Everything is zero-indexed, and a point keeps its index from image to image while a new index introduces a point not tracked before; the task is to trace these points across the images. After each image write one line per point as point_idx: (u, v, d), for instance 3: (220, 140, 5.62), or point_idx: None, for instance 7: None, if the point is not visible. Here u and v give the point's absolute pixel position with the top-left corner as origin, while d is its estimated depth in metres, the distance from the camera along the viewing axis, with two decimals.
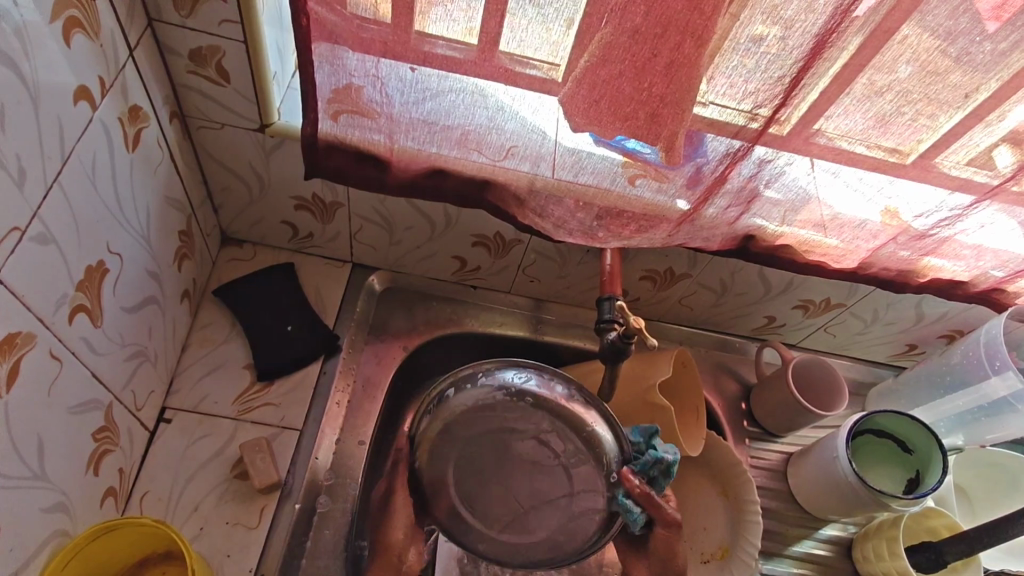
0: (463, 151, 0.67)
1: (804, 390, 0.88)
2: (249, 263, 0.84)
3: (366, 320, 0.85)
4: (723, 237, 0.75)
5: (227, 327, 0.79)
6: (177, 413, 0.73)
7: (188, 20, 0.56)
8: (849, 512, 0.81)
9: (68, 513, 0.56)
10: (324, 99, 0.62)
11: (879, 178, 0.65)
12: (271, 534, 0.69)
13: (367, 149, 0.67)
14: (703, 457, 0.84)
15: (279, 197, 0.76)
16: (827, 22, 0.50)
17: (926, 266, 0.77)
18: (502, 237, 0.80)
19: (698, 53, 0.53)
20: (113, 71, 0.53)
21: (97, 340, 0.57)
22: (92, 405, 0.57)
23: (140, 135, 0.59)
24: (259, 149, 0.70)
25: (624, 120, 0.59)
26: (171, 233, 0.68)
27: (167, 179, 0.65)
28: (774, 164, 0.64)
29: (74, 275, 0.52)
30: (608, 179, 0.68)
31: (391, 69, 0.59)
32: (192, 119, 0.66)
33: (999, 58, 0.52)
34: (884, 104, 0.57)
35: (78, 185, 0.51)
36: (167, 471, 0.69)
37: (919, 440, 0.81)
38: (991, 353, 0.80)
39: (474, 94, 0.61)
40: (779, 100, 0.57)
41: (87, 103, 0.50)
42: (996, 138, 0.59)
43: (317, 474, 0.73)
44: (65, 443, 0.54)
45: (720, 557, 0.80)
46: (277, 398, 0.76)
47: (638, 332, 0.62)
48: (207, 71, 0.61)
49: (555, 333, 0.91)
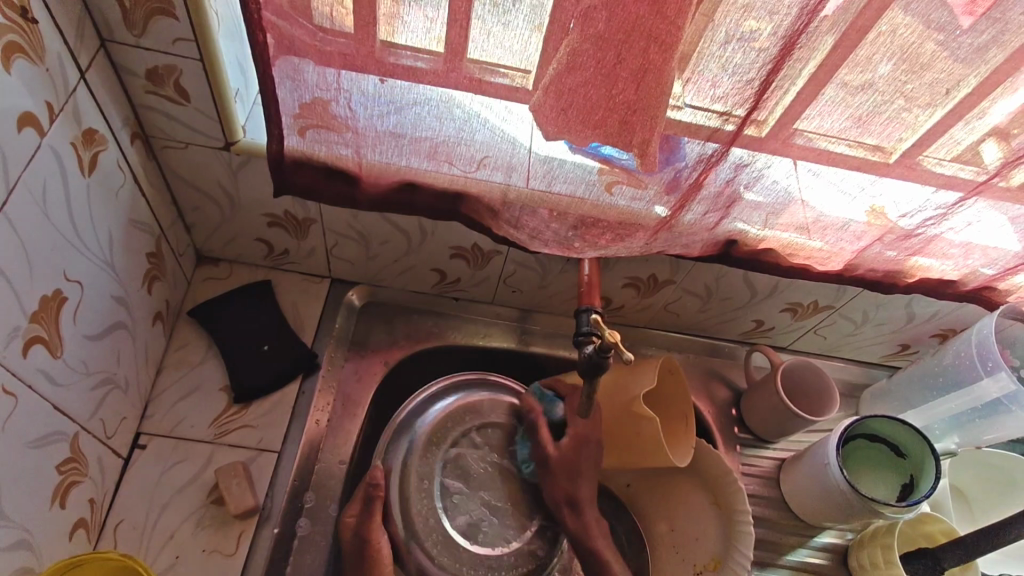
0: (434, 163, 0.65)
1: (798, 396, 0.86)
2: (225, 282, 0.82)
3: (345, 337, 0.83)
4: (704, 242, 0.73)
5: (203, 349, 0.77)
6: (152, 438, 0.71)
7: (141, 40, 0.55)
8: (846, 520, 0.79)
9: (32, 548, 0.54)
10: (288, 115, 0.61)
11: (861, 178, 0.63)
12: (249, 559, 0.67)
13: (336, 164, 0.66)
14: (692, 465, 0.82)
15: (251, 215, 0.75)
16: (795, 22, 0.48)
17: (914, 266, 0.75)
18: (480, 248, 0.78)
19: (666, 57, 0.51)
20: (63, 95, 0.52)
21: (56, 371, 0.56)
22: (54, 437, 0.56)
23: (96, 158, 0.57)
24: (226, 168, 0.68)
25: (595, 127, 0.58)
26: (139, 255, 0.67)
27: (131, 203, 0.64)
28: (751, 167, 0.63)
29: (27, 307, 0.51)
30: (582, 188, 0.66)
31: (353, 83, 0.58)
32: (155, 140, 0.65)
33: (979, 52, 0.50)
34: (863, 102, 0.55)
35: (27, 215, 0.50)
36: (142, 498, 0.68)
37: (912, 444, 0.79)
38: (983, 354, 0.77)
39: (441, 105, 0.59)
40: (751, 103, 0.55)
41: (34, 129, 0.49)
42: (979, 135, 0.57)
43: (296, 497, 0.72)
44: (26, 478, 0.53)
45: (713, 568, 0.78)
46: (255, 420, 0.74)
47: (613, 347, 0.59)
48: (166, 91, 0.60)
49: (541, 344, 0.89)
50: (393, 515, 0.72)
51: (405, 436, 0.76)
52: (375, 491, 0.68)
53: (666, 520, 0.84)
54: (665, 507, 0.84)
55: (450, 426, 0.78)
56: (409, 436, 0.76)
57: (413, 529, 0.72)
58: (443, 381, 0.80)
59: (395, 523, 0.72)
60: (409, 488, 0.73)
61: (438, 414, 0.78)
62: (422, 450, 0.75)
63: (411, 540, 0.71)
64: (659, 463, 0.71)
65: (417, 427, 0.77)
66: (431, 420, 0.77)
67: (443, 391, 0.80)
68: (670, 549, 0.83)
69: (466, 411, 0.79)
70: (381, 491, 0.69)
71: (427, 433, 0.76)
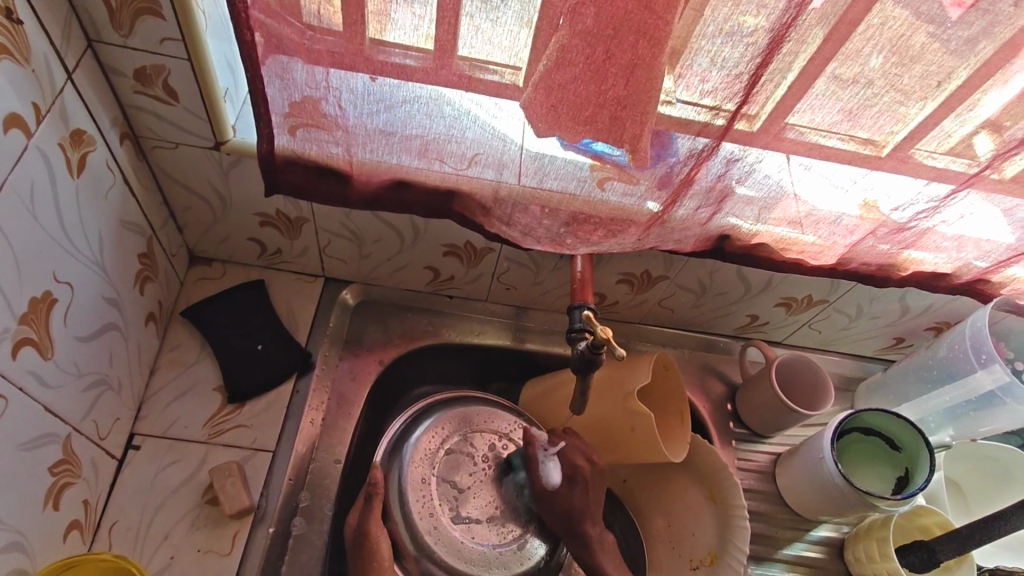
0: (426, 161, 0.65)
1: (793, 390, 0.86)
2: (218, 281, 0.82)
3: (340, 335, 0.83)
4: (697, 237, 0.73)
5: (196, 349, 0.77)
6: (146, 439, 0.71)
7: (129, 40, 0.55)
8: (841, 514, 0.79)
9: (25, 551, 0.55)
10: (279, 114, 0.61)
11: (853, 171, 0.63)
12: (245, 559, 0.67)
13: (327, 163, 0.66)
14: (688, 460, 0.82)
15: (243, 214, 0.74)
16: (783, 16, 0.48)
17: (907, 260, 0.75)
18: (473, 246, 0.78)
19: (656, 52, 0.51)
20: (50, 96, 0.52)
21: (47, 373, 0.56)
22: (47, 439, 0.56)
23: (85, 159, 0.57)
24: (217, 168, 0.68)
25: (585, 123, 0.57)
26: (130, 256, 0.67)
27: (121, 204, 0.64)
28: (743, 162, 0.63)
29: (16, 309, 0.51)
30: (574, 184, 0.66)
31: (342, 81, 0.58)
32: (145, 140, 0.65)
33: (969, 44, 0.50)
34: (854, 96, 0.55)
35: (15, 216, 0.50)
36: (137, 499, 0.68)
37: (905, 438, 0.79)
38: (976, 346, 0.78)
39: (430, 102, 0.59)
40: (741, 97, 0.55)
41: (20, 130, 0.49)
42: (971, 127, 0.57)
43: (291, 496, 0.72)
44: (18, 480, 0.53)
45: (709, 563, 0.78)
46: (249, 420, 0.74)
47: (606, 343, 0.60)
48: (155, 91, 0.60)
49: (536, 341, 0.89)
50: (395, 532, 0.71)
51: (395, 452, 0.75)
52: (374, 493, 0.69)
53: (663, 516, 0.84)
54: (661, 503, 0.84)
55: (433, 444, 0.76)
56: (400, 461, 0.74)
57: (424, 546, 0.70)
58: (415, 406, 0.79)
59: (399, 534, 0.71)
60: (408, 505, 0.72)
61: (424, 435, 0.76)
62: (414, 474, 0.73)
63: (422, 556, 0.70)
64: (654, 458, 0.72)
65: (405, 451, 0.75)
66: (416, 443, 0.76)
67: (421, 414, 0.78)
68: (667, 545, 0.83)
69: (447, 426, 0.78)
70: (380, 490, 0.70)
71: (414, 455, 0.75)
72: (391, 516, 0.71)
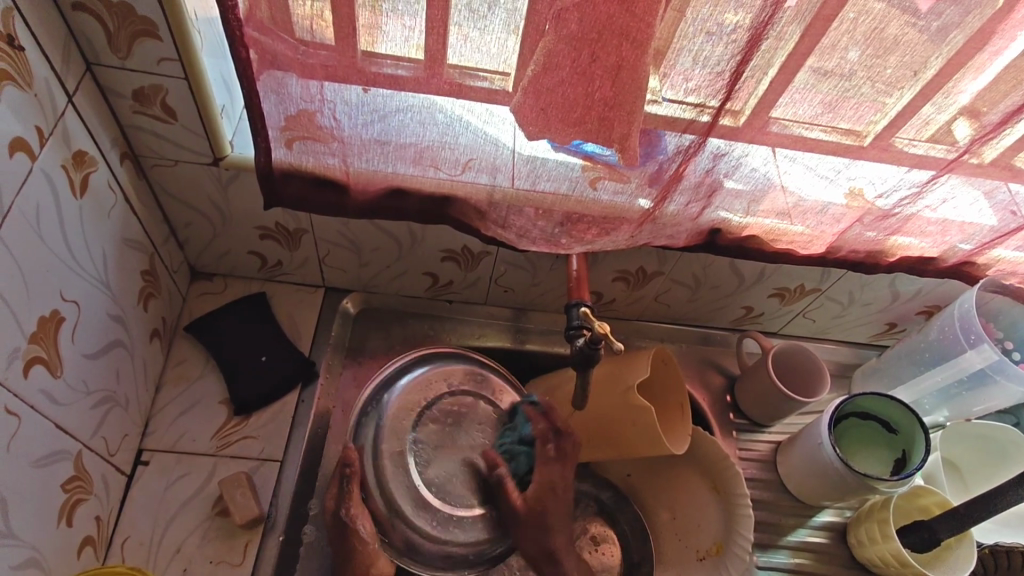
0: (420, 169, 0.67)
1: (791, 379, 0.87)
2: (220, 296, 0.83)
3: (342, 344, 0.84)
4: (689, 232, 0.74)
5: (201, 363, 0.78)
6: (154, 454, 0.72)
7: (127, 62, 0.56)
8: (843, 498, 0.80)
9: (41, 567, 0.55)
10: (275, 128, 0.62)
11: (837, 161, 0.65)
12: (257, 568, 0.68)
13: (323, 173, 0.67)
14: (690, 452, 0.83)
15: (243, 229, 0.76)
16: (760, 14, 0.50)
17: (894, 245, 0.77)
18: (470, 250, 0.79)
19: (639, 53, 0.53)
20: (52, 119, 0.53)
21: (57, 391, 0.57)
22: (59, 456, 0.57)
23: (87, 180, 0.58)
24: (216, 183, 0.69)
25: (575, 125, 0.59)
26: (133, 273, 0.68)
27: (123, 222, 0.65)
28: (729, 156, 0.65)
29: (26, 327, 0.52)
30: (566, 185, 0.67)
31: (336, 93, 0.59)
32: (145, 159, 0.66)
33: (942, 33, 0.52)
34: (832, 88, 0.56)
35: (21, 235, 0.51)
36: (148, 514, 0.69)
37: (902, 421, 0.81)
38: (965, 326, 0.79)
39: (423, 111, 0.61)
40: (724, 93, 0.57)
41: (25, 153, 0.50)
42: (952, 114, 0.59)
43: (301, 504, 0.73)
44: (32, 497, 0.54)
45: (715, 554, 0.80)
46: (256, 431, 0.75)
47: (604, 338, 0.62)
48: (153, 111, 0.61)
49: (537, 341, 0.90)
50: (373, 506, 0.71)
51: (376, 410, 0.75)
52: (349, 474, 0.69)
53: (667, 509, 0.85)
54: (665, 496, 0.86)
55: (411, 408, 0.75)
56: (378, 414, 0.74)
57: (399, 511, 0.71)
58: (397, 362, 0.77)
59: (377, 506, 0.71)
60: (386, 466, 0.72)
61: (403, 391, 0.76)
62: (386, 421, 0.74)
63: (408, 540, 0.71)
64: (657, 451, 0.73)
65: (384, 409, 0.74)
66: (400, 394, 0.75)
67: (406, 368, 0.77)
68: (674, 537, 0.84)
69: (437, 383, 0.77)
70: (355, 470, 0.70)
71: (393, 412, 0.74)
72: (371, 483, 0.72)
